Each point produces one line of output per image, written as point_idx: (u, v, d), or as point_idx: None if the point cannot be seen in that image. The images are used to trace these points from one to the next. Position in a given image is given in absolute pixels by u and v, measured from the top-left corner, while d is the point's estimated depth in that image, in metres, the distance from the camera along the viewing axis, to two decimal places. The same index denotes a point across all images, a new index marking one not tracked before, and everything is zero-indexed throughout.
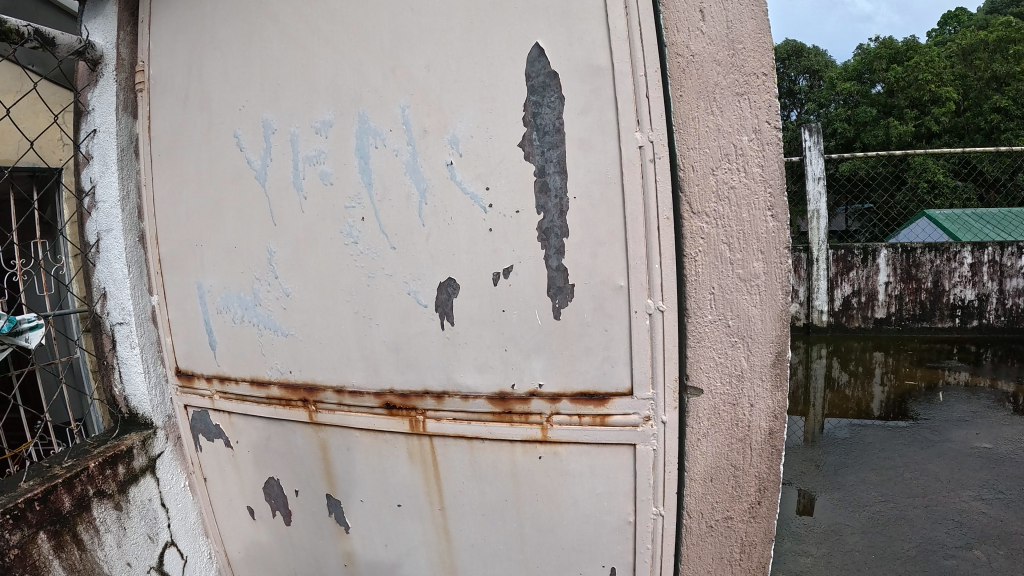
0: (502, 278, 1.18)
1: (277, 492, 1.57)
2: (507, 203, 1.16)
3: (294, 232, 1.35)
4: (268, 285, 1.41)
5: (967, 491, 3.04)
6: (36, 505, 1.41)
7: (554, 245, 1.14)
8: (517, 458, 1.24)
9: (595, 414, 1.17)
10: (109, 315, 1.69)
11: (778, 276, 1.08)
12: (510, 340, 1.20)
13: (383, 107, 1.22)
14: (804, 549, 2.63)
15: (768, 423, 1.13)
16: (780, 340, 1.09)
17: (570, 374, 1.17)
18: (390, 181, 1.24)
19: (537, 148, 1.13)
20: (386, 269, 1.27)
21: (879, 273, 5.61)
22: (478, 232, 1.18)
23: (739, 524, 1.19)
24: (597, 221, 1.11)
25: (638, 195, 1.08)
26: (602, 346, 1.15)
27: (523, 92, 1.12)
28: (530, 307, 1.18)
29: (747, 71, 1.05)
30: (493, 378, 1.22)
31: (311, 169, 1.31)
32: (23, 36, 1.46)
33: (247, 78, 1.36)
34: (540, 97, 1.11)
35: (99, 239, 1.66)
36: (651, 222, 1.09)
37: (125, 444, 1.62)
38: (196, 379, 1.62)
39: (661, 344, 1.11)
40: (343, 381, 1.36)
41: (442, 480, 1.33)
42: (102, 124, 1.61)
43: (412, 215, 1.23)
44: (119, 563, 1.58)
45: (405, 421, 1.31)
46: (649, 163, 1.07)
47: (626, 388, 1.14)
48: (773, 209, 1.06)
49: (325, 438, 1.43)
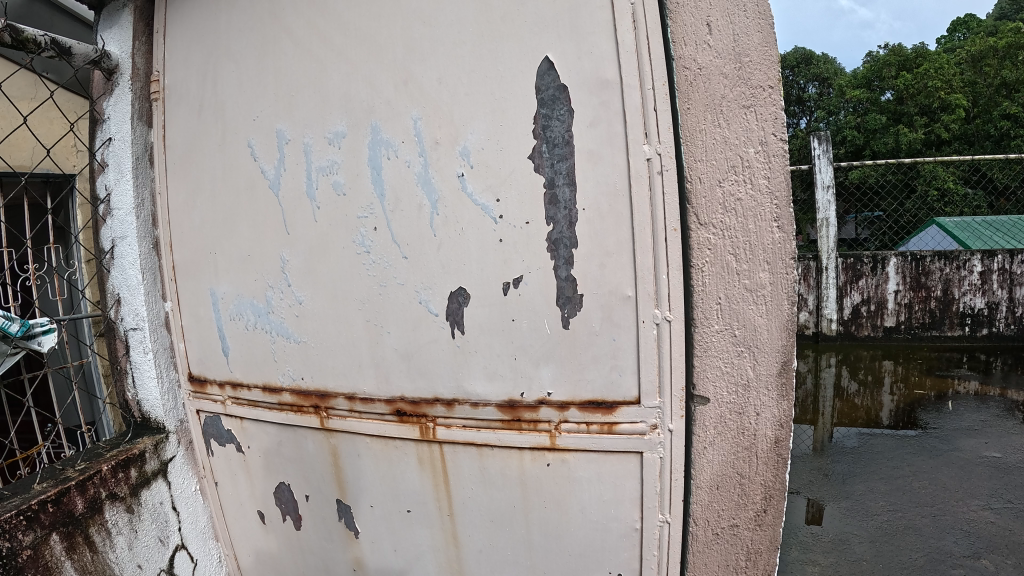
0: (512, 288, 1.20)
1: (288, 497, 1.59)
2: (517, 214, 1.17)
3: (307, 240, 1.37)
4: (281, 292, 1.43)
5: (975, 500, 3.03)
6: (49, 507, 1.44)
7: (563, 256, 1.16)
8: (525, 465, 1.26)
9: (602, 422, 1.18)
10: (123, 321, 1.71)
11: (783, 286, 1.08)
12: (520, 348, 1.22)
13: (395, 119, 1.25)
14: (812, 559, 2.63)
15: (774, 431, 1.13)
16: (786, 349, 1.10)
17: (577, 383, 1.19)
18: (401, 191, 1.26)
19: (547, 160, 1.14)
20: (398, 278, 1.29)
21: (889, 281, 5.60)
22: (488, 242, 1.20)
23: (745, 532, 1.20)
24: (605, 232, 1.13)
25: (646, 206, 1.10)
26: (610, 356, 1.16)
27: (533, 105, 1.14)
28: (540, 316, 1.20)
29: (753, 84, 1.06)
30: (502, 387, 1.24)
31: (324, 179, 1.33)
32: (41, 45, 1.49)
33: (261, 88, 1.38)
34: (549, 109, 1.13)
35: (114, 246, 1.69)
36: (658, 234, 1.10)
37: (137, 448, 1.64)
38: (208, 385, 1.65)
39: (667, 353, 1.13)
40: (354, 389, 1.38)
41: (450, 486, 1.35)
42: (117, 133, 1.64)
43: (423, 224, 1.25)
44: (130, 565, 1.60)
45: (415, 428, 1.33)
46: (657, 176, 1.09)
47: (634, 396, 1.16)
48: (780, 221, 1.07)
49: (336, 444, 1.45)
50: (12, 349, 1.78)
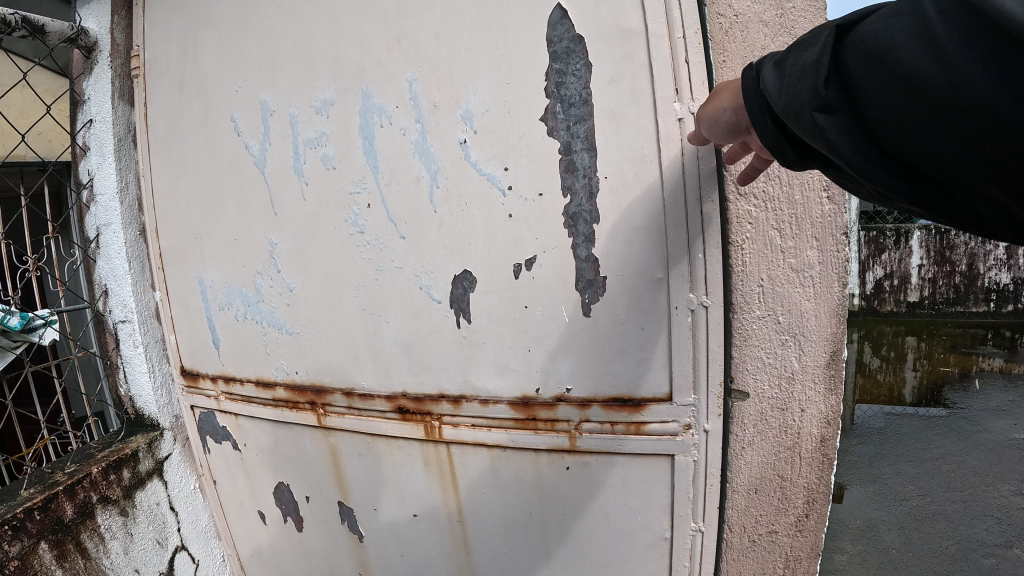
0: (524, 270, 1.07)
1: (288, 498, 1.48)
2: (528, 184, 1.04)
3: (296, 221, 1.25)
4: (271, 279, 1.31)
5: (1007, 485, 2.90)
6: (36, 514, 1.34)
7: (583, 232, 1.02)
8: (542, 468, 1.14)
9: (629, 422, 1.05)
10: (112, 313, 1.61)
11: (833, 265, 0.95)
12: (533, 339, 1.09)
13: (389, 81, 1.11)
14: (839, 546, 2.51)
15: (820, 430, 1.02)
16: (836, 338, 0.97)
17: (600, 377, 1.06)
18: (397, 162, 1.13)
19: (562, 122, 1.01)
20: (396, 261, 1.17)
21: (912, 255, 5.46)
22: (496, 218, 1.07)
23: (784, 539, 1.08)
24: (630, 206, 0.99)
25: (678, 174, 0.95)
26: (638, 346, 1.03)
27: (545, 60, 1.00)
28: (556, 302, 1.06)
29: (797, 33, 0.94)
30: (515, 382, 1.12)
31: (311, 153, 1.20)
32: (12, 24, 1.37)
33: (244, 56, 1.25)
34: (563, 64, 0.99)
35: (98, 233, 1.58)
36: (692, 206, 0.95)
37: (130, 447, 1.54)
38: (201, 379, 1.53)
39: (704, 341, 0.99)
40: (353, 382, 1.27)
41: (459, 489, 1.23)
42: (98, 114, 1.52)
43: (422, 200, 1.12)
44: (127, 570, 1.50)
45: (419, 426, 1.21)
46: (690, 138, 0.94)
47: (665, 393, 1.02)
48: (830, 190, 0.94)
49: (335, 443, 1.34)
50: (9, 344, 1.66)
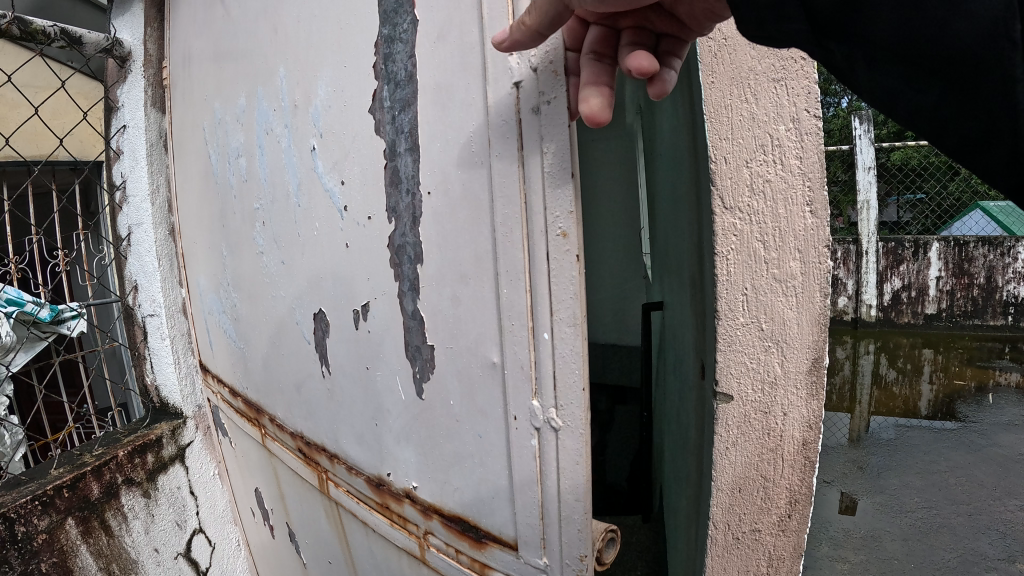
0: (362, 317, 1.10)
1: (264, 502, 1.60)
2: (360, 208, 1.06)
3: (233, 236, 1.40)
4: (226, 292, 1.49)
5: (1014, 500, 2.90)
6: (64, 492, 1.42)
7: (406, 265, 1.00)
8: (404, 566, 1.15)
9: (471, 553, 1.00)
10: (141, 307, 1.70)
11: (815, 276, 0.95)
12: (381, 417, 1.12)
13: (274, 93, 1.20)
14: (842, 555, 2.53)
15: (802, 433, 1.02)
16: (818, 346, 0.97)
17: (444, 484, 1.03)
18: (279, 179, 1.23)
19: (388, 113, 0.98)
20: (280, 283, 1.29)
21: (930, 267, 5.43)
22: (337, 237, 1.12)
23: (767, 538, 1.09)
24: (455, 227, 0.92)
25: (512, 194, 0.83)
26: (479, 459, 0.96)
27: (377, 26, 0.97)
28: (394, 372, 1.07)
29: (784, 55, 0.93)
30: (369, 454, 1.17)
31: (237, 168, 1.34)
32: (50, 36, 1.47)
33: (205, 70, 1.39)
34: (392, 33, 0.95)
35: (130, 232, 1.67)
36: (535, 230, 0.81)
37: (154, 433, 1.63)
38: (208, 374, 1.68)
39: (551, 475, 0.86)
40: (274, 408, 1.41)
41: (350, 551, 1.31)
42: (131, 120, 1.62)
43: (292, 214, 1.22)
44: (147, 548, 1.58)
45: (315, 475, 1.32)
46: (526, 114, 0.80)
47: (512, 541, 0.94)
48: (813, 204, 0.94)
49: (275, 463, 1.48)
50: (38, 335, 1.76)
